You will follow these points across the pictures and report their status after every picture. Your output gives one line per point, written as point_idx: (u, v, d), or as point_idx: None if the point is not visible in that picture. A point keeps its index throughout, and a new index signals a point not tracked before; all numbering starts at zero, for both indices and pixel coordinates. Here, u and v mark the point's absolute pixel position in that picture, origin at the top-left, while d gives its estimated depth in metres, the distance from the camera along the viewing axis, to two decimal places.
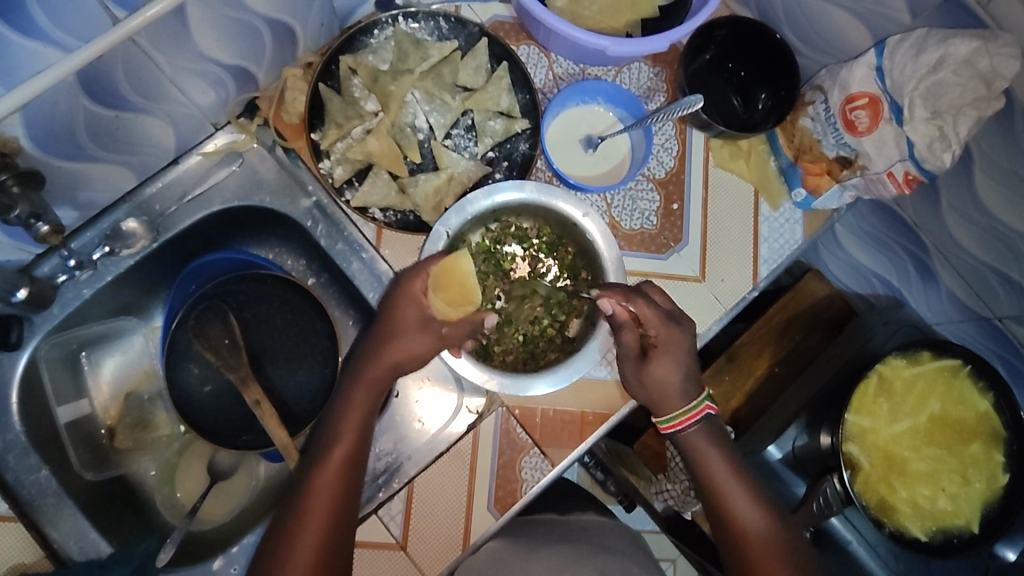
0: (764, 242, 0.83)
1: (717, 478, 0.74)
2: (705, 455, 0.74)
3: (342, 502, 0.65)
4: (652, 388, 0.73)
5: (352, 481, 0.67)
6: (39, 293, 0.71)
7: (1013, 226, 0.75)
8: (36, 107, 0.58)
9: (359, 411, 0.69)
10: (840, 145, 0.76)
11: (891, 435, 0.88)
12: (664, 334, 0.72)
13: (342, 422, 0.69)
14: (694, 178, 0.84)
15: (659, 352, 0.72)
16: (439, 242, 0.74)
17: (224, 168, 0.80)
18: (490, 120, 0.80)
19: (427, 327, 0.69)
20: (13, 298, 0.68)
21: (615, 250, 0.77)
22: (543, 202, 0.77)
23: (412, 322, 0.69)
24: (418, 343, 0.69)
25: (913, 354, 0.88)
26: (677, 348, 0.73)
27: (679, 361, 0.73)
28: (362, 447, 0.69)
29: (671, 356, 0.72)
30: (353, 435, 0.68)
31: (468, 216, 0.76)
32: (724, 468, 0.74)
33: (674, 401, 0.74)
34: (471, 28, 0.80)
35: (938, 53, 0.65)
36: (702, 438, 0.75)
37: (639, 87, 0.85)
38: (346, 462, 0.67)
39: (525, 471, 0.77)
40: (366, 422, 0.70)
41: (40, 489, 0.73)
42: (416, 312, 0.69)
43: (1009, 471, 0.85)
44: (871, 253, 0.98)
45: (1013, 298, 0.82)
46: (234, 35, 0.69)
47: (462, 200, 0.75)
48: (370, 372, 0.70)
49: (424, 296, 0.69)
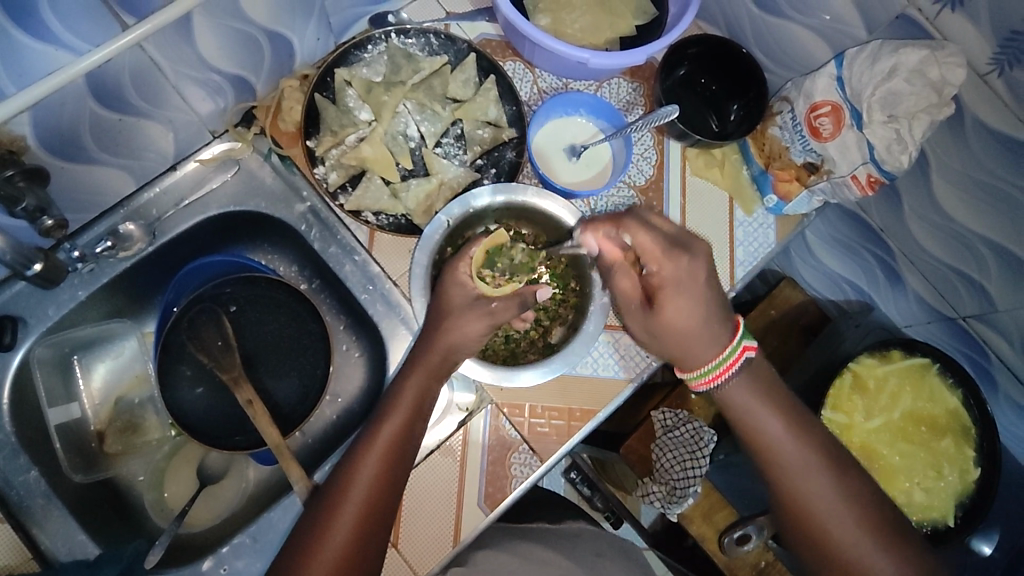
0: (739, 245, 0.88)
1: (750, 418, 0.71)
2: (740, 398, 0.71)
3: (373, 513, 0.65)
4: (668, 334, 0.69)
5: (400, 464, 0.68)
6: (52, 267, 0.71)
7: (973, 227, 0.80)
8: (45, 107, 0.61)
9: (414, 396, 0.71)
10: (806, 151, 0.80)
11: (866, 432, 0.91)
12: (660, 272, 0.67)
13: (397, 401, 0.70)
14: (672, 185, 0.88)
15: (661, 290, 0.68)
16: (438, 229, 0.78)
17: (220, 175, 0.82)
18: (478, 129, 0.84)
19: (477, 305, 0.72)
20: (28, 271, 0.68)
21: (605, 263, 0.80)
22: (539, 206, 0.80)
23: (461, 303, 0.72)
24: (467, 322, 0.71)
25: (884, 353, 0.92)
26: (676, 290, 0.67)
27: (697, 295, 0.67)
28: (404, 460, 0.68)
29: (677, 297, 0.67)
30: (387, 444, 0.68)
31: (470, 209, 0.79)
32: (757, 409, 0.71)
33: (702, 349, 0.69)
34: (460, 45, 0.85)
35: (892, 61, 0.70)
36: (739, 387, 0.71)
37: (619, 100, 0.90)
38: (380, 477, 0.66)
39: (515, 468, 0.79)
40: (422, 403, 0.71)
41: (29, 490, 0.73)
42: (470, 286, 0.73)
43: (981, 465, 0.88)
44: (842, 259, 1.03)
45: (974, 298, 0.87)
46: (236, 46, 0.72)
47: (468, 193, 0.79)
48: (414, 382, 0.71)
49: (468, 279, 0.73)
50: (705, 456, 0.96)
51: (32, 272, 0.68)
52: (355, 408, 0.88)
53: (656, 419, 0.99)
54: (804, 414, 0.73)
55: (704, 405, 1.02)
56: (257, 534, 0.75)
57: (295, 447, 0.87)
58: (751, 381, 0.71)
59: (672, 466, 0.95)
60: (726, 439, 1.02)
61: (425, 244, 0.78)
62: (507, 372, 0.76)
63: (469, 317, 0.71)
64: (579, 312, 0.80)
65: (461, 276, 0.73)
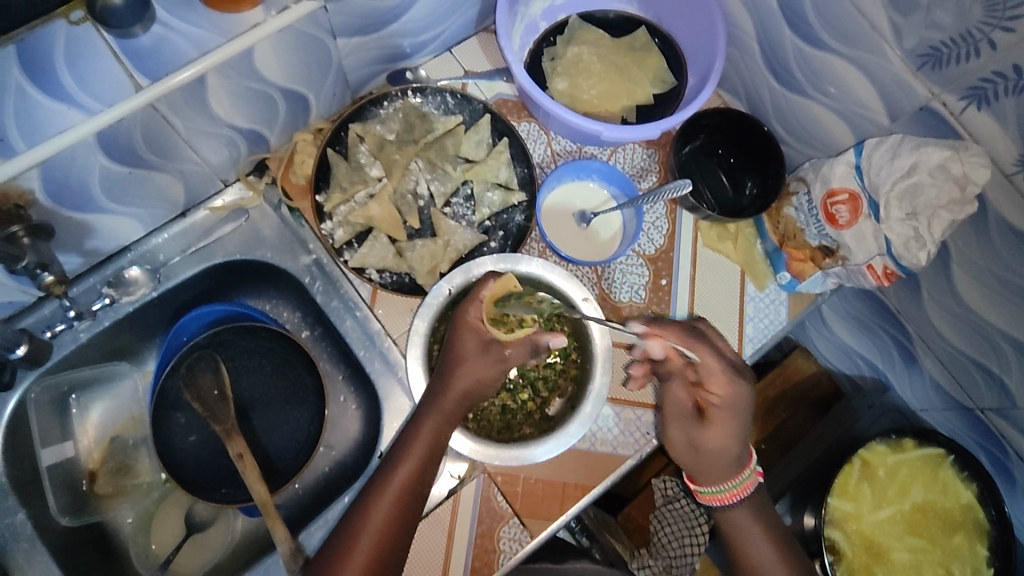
0: (749, 321, 0.86)
1: (746, 544, 0.77)
2: (741, 525, 0.77)
3: (383, 563, 0.65)
4: (705, 449, 0.75)
5: (410, 517, 0.68)
6: (36, 349, 0.72)
7: (994, 322, 0.77)
8: (54, 165, 0.61)
9: (424, 446, 0.69)
10: (821, 235, 0.79)
11: (873, 522, 0.88)
12: (719, 391, 0.72)
13: (406, 451, 0.69)
14: (682, 256, 0.87)
15: (713, 411, 0.74)
16: (439, 297, 0.77)
17: (230, 223, 0.83)
18: (488, 191, 0.84)
19: (489, 351, 0.71)
20: (11, 354, 0.70)
21: (608, 339, 0.78)
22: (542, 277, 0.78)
23: (472, 350, 0.71)
24: (479, 368, 0.70)
25: (897, 441, 0.88)
26: (734, 410, 0.73)
27: (738, 425, 0.74)
28: (414, 508, 0.68)
29: (728, 422, 0.73)
30: (396, 496, 0.67)
31: (472, 278, 0.78)
32: (754, 535, 0.76)
33: (725, 471, 0.76)
34: (476, 105, 0.85)
35: (911, 159, 0.68)
36: (747, 513, 0.77)
37: (633, 166, 0.89)
38: (390, 525, 0.66)
39: (503, 542, 0.77)
40: (432, 454, 0.70)
41: (14, 533, 0.73)
42: (479, 336, 0.71)
43: (994, 566, 0.84)
44: (857, 336, 0.99)
45: (994, 390, 0.83)
46: (249, 104, 0.73)
47: (469, 262, 0.78)
48: (427, 427, 0.70)
49: (480, 324, 0.72)
50: (705, 531, 0.91)
51: (17, 355, 0.70)
52: (347, 463, 0.86)
53: (658, 487, 0.97)
54: (799, 554, 0.78)
55: None
56: None
57: (284, 499, 0.86)
58: (756, 515, 0.77)
59: (672, 540, 0.92)
60: None
61: (426, 310, 0.77)
62: (503, 451, 0.74)
63: (482, 363, 0.70)
64: (579, 386, 0.78)
65: (469, 326, 0.72)
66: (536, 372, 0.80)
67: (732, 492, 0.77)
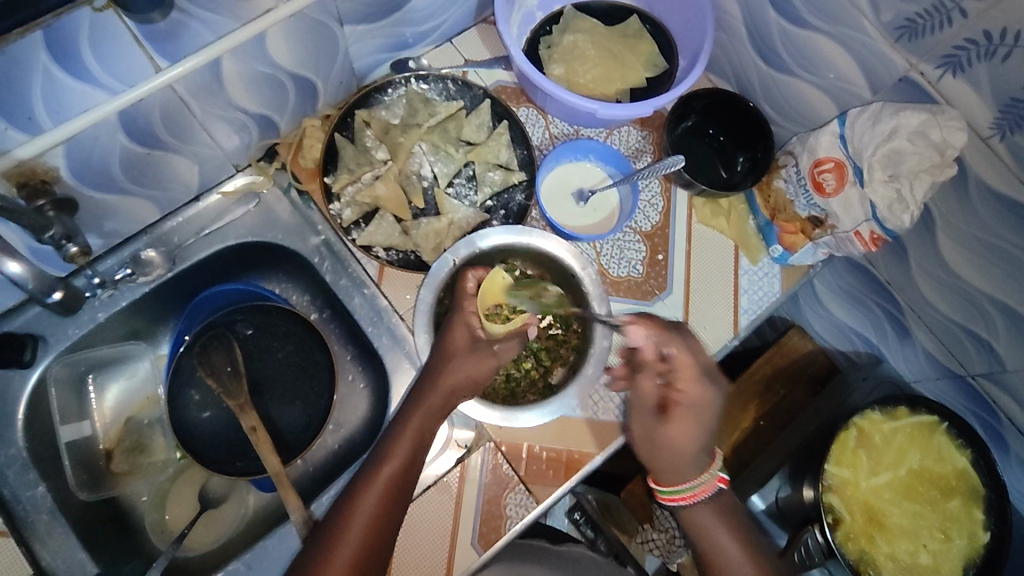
0: (743, 293, 0.89)
1: (712, 547, 0.70)
2: (704, 525, 0.71)
3: (372, 553, 0.65)
4: (655, 447, 0.72)
5: (397, 509, 0.68)
6: (71, 296, 0.70)
7: (980, 286, 0.80)
8: (78, 142, 0.65)
9: (411, 440, 0.71)
10: (810, 206, 0.82)
11: (870, 488, 0.90)
12: (687, 388, 0.71)
13: (393, 445, 0.71)
14: (678, 231, 0.90)
15: (677, 406, 0.71)
16: (444, 268, 0.80)
17: (241, 207, 0.86)
18: (490, 171, 0.87)
19: (478, 348, 0.75)
20: (47, 298, 0.66)
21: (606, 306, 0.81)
22: (542, 248, 0.82)
23: (462, 346, 0.75)
24: (470, 365, 0.74)
25: (892, 410, 0.90)
26: (698, 411, 0.71)
27: (703, 425, 0.71)
28: (402, 501, 0.69)
29: (687, 420, 0.71)
30: (383, 489, 0.68)
31: (476, 249, 0.81)
32: (716, 535, 0.71)
33: (685, 468, 0.71)
34: (476, 91, 0.88)
35: (892, 123, 0.71)
36: (709, 514, 0.72)
37: (629, 147, 0.93)
38: (380, 518, 0.67)
39: (509, 508, 0.79)
40: (418, 446, 0.71)
41: (35, 505, 0.75)
42: (468, 333, 0.75)
43: (990, 528, 0.86)
44: (850, 310, 1.02)
45: (982, 356, 0.86)
46: (260, 88, 0.76)
47: (473, 234, 0.81)
48: (412, 425, 0.72)
49: (474, 319, 0.76)
50: None
51: (53, 299, 0.67)
52: (356, 439, 0.89)
53: None
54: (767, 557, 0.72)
55: None
56: (251, 561, 0.76)
57: (296, 475, 0.88)
58: (719, 515, 0.72)
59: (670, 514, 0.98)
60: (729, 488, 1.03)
61: (432, 280, 0.80)
62: (510, 413, 0.77)
63: (472, 360, 0.74)
64: (581, 354, 0.81)
65: (459, 323, 0.76)
66: (539, 342, 0.83)
67: (688, 493, 0.72)
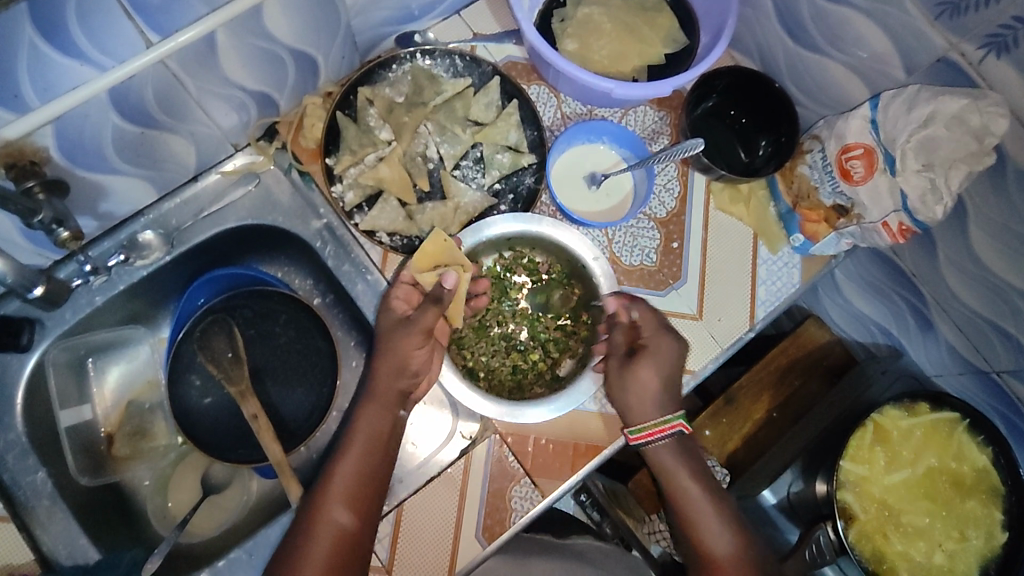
0: (761, 284, 0.85)
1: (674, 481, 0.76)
2: (667, 461, 0.77)
3: (349, 544, 0.67)
4: (632, 393, 0.74)
5: (368, 500, 0.69)
6: (54, 291, 0.69)
7: (1010, 282, 0.75)
8: (68, 121, 0.62)
9: (370, 430, 0.72)
10: (835, 194, 0.78)
11: (885, 486, 0.87)
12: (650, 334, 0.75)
13: (353, 437, 0.71)
14: (695, 218, 0.86)
15: (644, 350, 0.75)
16: None
17: (241, 188, 0.83)
18: (498, 153, 0.84)
19: (403, 324, 0.73)
20: (29, 294, 0.65)
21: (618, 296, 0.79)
22: (550, 236, 0.79)
23: (392, 323, 0.74)
24: (400, 344, 0.72)
25: (910, 406, 0.88)
26: (664, 353, 0.74)
27: (666, 368, 0.75)
28: (373, 490, 0.69)
29: (652, 361, 0.74)
30: (349, 483, 0.69)
31: (483, 238, 0.78)
32: (680, 471, 0.76)
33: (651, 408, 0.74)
34: (484, 67, 0.84)
35: (929, 108, 0.66)
36: (671, 451, 0.77)
37: (644, 129, 0.88)
38: (349, 510, 0.68)
39: (515, 501, 0.77)
40: (381, 434, 0.72)
41: (35, 491, 0.74)
42: (400, 307, 0.74)
43: (1008, 529, 0.84)
44: (873, 302, 0.98)
45: (1011, 353, 0.81)
46: (258, 63, 0.73)
47: (480, 222, 0.77)
48: (364, 414, 0.72)
49: (401, 303, 0.75)
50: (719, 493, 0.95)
51: (35, 295, 0.66)
52: None
53: None
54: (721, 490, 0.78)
55: (719, 443, 1.03)
56: (253, 549, 0.75)
57: (299, 462, 0.87)
58: (681, 453, 0.77)
59: None
60: (740, 481, 1.01)
61: None
62: (515, 409, 0.74)
63: (398, 339, 0.72)
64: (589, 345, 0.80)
65: (394, 297, 0.75)
66: (547, 333, 0.81)
67: (656, 430, 0.75)
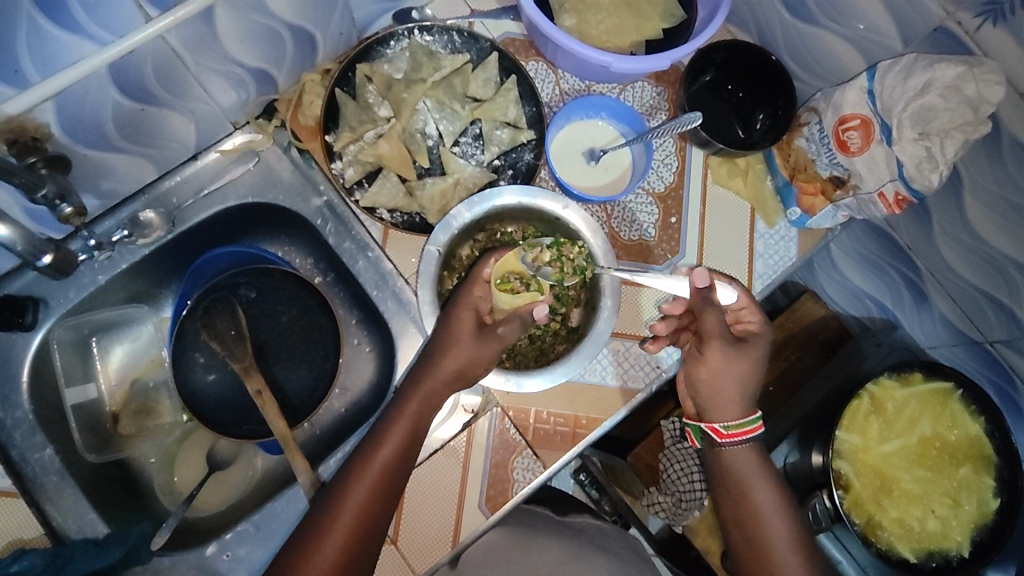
0: (759, 257, 0.86)
1: (744, 484, 0.76)
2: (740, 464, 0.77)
3: (364, 532, 0.66)
4: (726, 380, 0.76)
5: (394, 490, 0.68)
6: (63, 259, 0.69)
7: (1002, 249, 0.77)
8: (68, 97, 0.62)
9: (410, 420, 0.71)
10: (832, 165, 0.78)
11: (881, 455, 0.89)
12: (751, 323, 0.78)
13: (389, 425, 0.71)
14: (692, 192, 0.87)
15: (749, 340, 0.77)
16: (431, 261, 0.77)
17: (241, 165, 0.83)
18: (497, 129, 0.84)
19: (484, 334, 0.73)
20: (39, 262, 0.66)
21: (602, 235, 0.79)
22: (526, 204, 0.79)
23: (468, 330, 0.73)
24: (476, 350, 0.72)
25: (905, 375, 0.88)
26: (761, 348, 0.78)
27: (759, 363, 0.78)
28: (400, 480, 0.69)
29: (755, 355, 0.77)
30: (379, 470, 0.68)
31: (454, 230, 0.79)
32: (754, 475, 0.76)
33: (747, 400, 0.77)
34: (483, 43, 0.84)
35: (925, 77, 0.67)
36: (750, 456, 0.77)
37: (642, 104, 0.89)
38: (373, 498, 0.67)
39: (517, 473, 0.78)
40: (416, 430, 0.72)
41: (43, 467, 0.75)
42: (476, 306, 0.75)
43: (1000, 495, 0.85)
44: (867, 276, 1.00)
45: (1004, 323, 0.82)
46: (257, 39, 0.72)
47: (447, 216, 0.78)
48: (411, 407, 0.72)
49: (479, 304, 0.75)
50: None
51: (44, 264, 0.67)
52: (362, 403, 0.88)
53: (665, 428, 0.93)
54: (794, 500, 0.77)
55: None
56: (260, 523, 0.76)
57: (303, 438, 0.88)
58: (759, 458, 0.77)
59: (682, 477, 0.90)
60: None
61: (425, 278, 0.77)
62: (512, 377, 0.76)
63: (473, 346, 0.72)
64: (591, 291, 0.80)
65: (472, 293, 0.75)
66: None
67: (744, 430, 0.77)
